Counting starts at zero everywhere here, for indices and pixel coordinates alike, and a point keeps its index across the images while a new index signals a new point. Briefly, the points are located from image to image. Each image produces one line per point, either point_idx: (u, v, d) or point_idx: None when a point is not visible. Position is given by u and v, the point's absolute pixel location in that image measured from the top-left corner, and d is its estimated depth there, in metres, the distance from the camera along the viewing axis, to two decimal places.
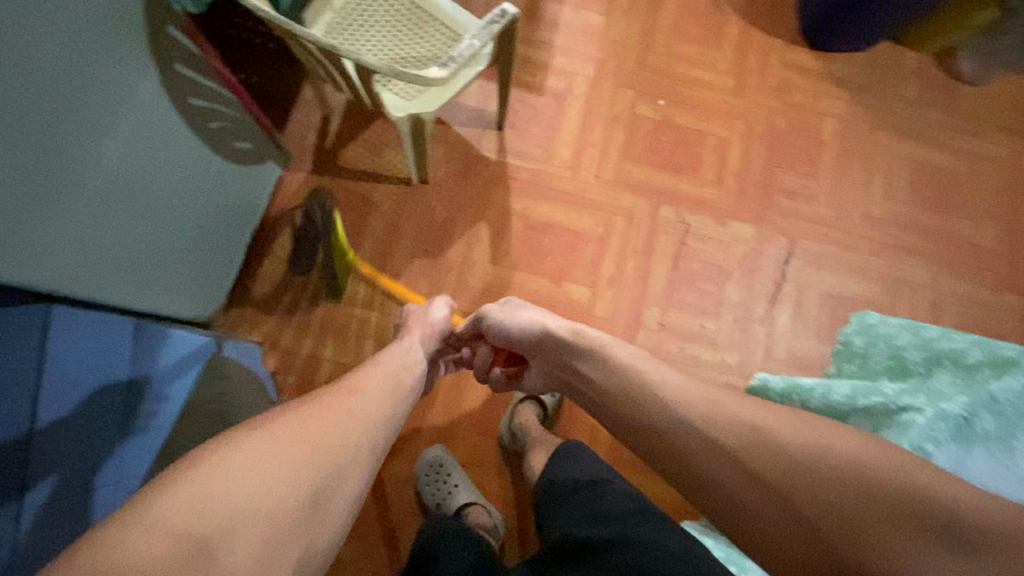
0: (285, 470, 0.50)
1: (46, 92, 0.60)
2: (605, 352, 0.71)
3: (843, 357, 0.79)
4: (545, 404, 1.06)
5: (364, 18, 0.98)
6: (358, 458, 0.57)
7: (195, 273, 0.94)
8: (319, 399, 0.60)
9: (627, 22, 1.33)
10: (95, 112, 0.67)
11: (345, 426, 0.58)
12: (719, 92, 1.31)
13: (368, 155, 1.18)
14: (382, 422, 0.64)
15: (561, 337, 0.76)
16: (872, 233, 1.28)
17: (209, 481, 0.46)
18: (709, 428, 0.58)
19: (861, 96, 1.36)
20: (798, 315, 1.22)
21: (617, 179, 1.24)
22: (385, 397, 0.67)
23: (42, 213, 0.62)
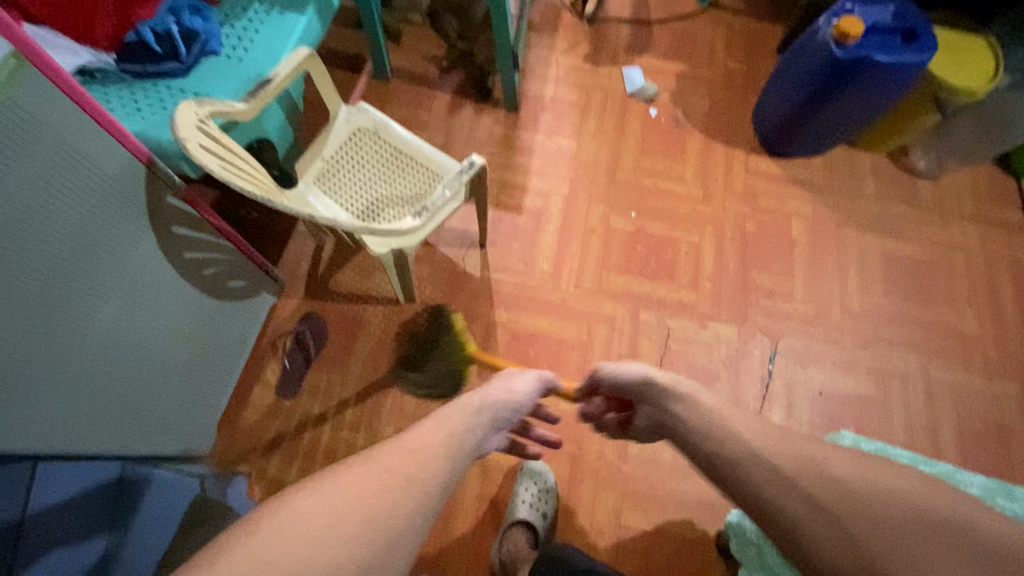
0: (317, 567, 0.45)
1: (44, 277, 0.63)
2: (704, 405, 0.67)
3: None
4: (535, 528, 1.02)
5: (349, 165, 1.08)
6: (402, 545, 0.51)
7: (182, 409, 0.96)
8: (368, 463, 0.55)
9: (596, 143, 1.45)
10: (93, 282, 0.70)
11: (384, 508, 0.51)
12: (687, 200, 1.40)
13: (358, 279, 1.25)
14: (437, 488, 0.57)
15: (661, 384, 0.72)
16: (854, 326, 1.30)
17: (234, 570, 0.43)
18: (800, 476, 0.54)
19: (826, 195, 1.43)
20: (791, 414, 1.20)
21: (597, 288, 1.29)
22: (443, 458, 0.60)
23: (30, 387, 0.65)
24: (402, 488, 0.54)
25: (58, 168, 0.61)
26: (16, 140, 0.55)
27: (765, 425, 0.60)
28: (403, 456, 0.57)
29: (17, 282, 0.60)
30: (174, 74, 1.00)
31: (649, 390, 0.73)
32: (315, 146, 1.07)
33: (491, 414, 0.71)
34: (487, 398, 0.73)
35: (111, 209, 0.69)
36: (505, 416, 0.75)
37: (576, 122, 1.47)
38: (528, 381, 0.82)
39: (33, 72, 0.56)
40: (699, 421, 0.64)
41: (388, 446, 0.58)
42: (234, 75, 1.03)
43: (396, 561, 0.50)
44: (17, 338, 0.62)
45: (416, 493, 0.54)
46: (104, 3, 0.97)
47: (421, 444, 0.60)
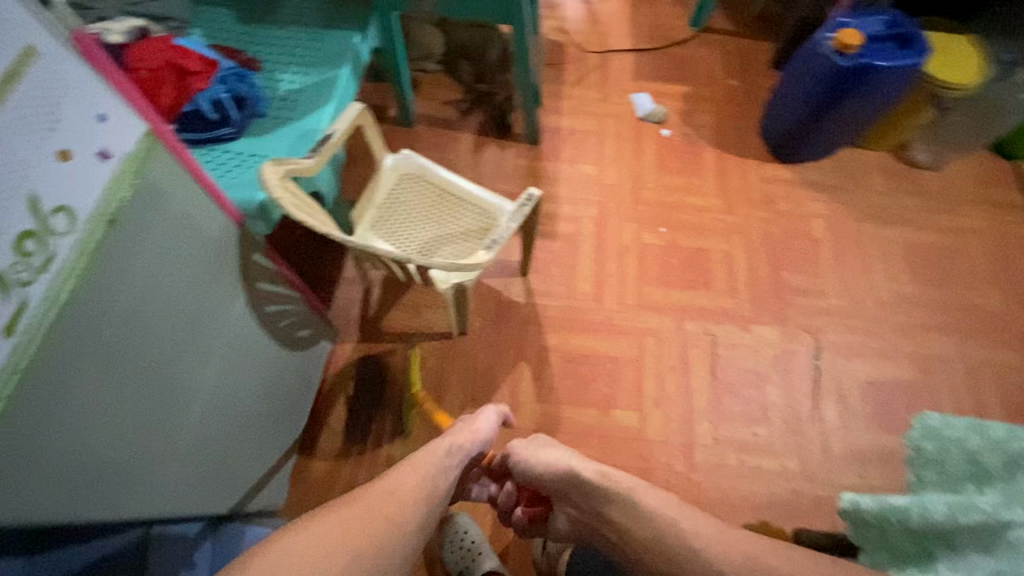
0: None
1: (164, 345, 0.66)
2: (633, 496, 0.73)
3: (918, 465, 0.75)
4: None
5: (400, 208, 1.12)
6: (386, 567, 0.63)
7: (261, 464, 0.97)
8: (348, 509, 0.65)
9: (617, 166, 1.51)
10: (200, 344, 0.73)
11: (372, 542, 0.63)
12: (711, 212, 1.46)
13: (409, 317, 1.27)
14: (414, 531, 0.68)
15: (589, 478, 0.78)
16: (887, 316, 1.35)
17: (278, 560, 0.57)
18: (725, 571, 0.63)
19: (839, 195, 1.50)
20: (844, 407, 1.23)
21: (639, 303, 1.33)
22: (422, 497, 0.72)
23: (148, 448, 0.67)
24: (386, 526, 0.65)
25: (177, 234, 0.64)
26: (150, 213, 0.59)
27: (703, 518, 0.69)
28: (384, 498, 0.68)
29: (142, 351, 0.63)
30: (228, 138, 1.06)
31: (576, 485, 0.79)
32: (367, 194, 1.11)
33: (459, 456, 0.82)
34: (455, 441, 0.83)
35: (213, 271, 0.73)
36: (467, 457, 0.85)
37: (595, 149, 1.54)
38: (485, 425, 0.90)
39: (161, 148, 0.59)
40: (629, 518, 0.71)
41: (377, 487, 0.69)
42: (285, 134, 1.08)
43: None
44: (141, 406, 0.64)
45: (397, 532, 0.66)
46: (163, 76, 1.01)
47: (400, 486, 0.71)
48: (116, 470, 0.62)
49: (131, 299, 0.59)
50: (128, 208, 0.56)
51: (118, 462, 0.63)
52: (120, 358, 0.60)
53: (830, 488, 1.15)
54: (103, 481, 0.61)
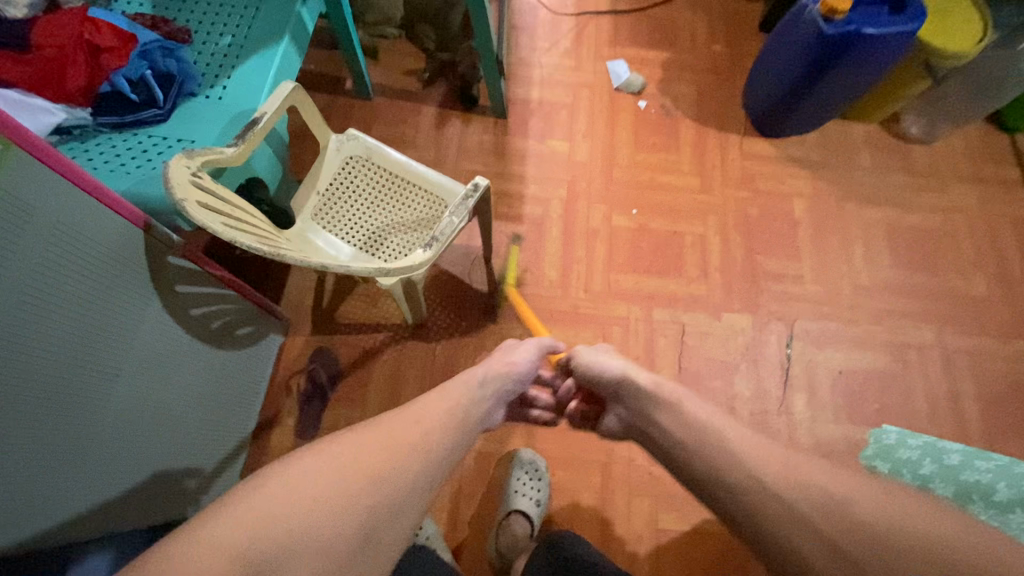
0: (321, 516, 0.51)
1: (59, 366, 0.61)
2: (680, 406, 0.70)
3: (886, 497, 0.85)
4: (532, 518, 1.03)
5: (346, 195, 1.05)
6: (398, 510, 0.57)
7: (203, 468, 0.94)
8: (362, 438, 0.59)
9: (589, 142, 1.42)
10: (108, 360, 0.68)
11: (388, 477, 0.57)
12: (686, 191, 1.38)
13: (365, 308, 1.22)
14: (434, 466, 0.62)
15: (643, 387, 0.74)
16: (865, 301, 1.29)
17: (271, 499, 0.51)
18: (787, 492, 0.56)
19: (823, 173, 1.42)
20: (814, 398, 1.20)
21: (607, 291, 1.27)
22: (445, 429, 0.65)
23: (53, 472, 0.62)
24: (402, 460, 0.59)
25: (58, 247, 0.58)
26: (14, 228, 0.53)
27: (742, 432, 0.64)
28: (403, 428, 0.62)
29: (29, 375, 0.57)
30: (154, 121, 0.97)
31: (630, 391, 0.75)
32: (308, 180, 1.04)
33: (495, 388, 0.76)
34: (491, 372, 0.77)
35: (114, 282, 0.67)
36: (506, 390, 0.78)
37: (566, 123, 1.44)
38: (528, 354, 0.84)
39: (21, 155, 0.52)
40: (678, 428, 0.67)
41: (399, 416, 0.64)
42: (216, 115, 0.99)
43: (392, 527, 0.56)
44: (36, 431, 0.59)
45: (419, 463, 0.60)
46: (72, 56, 0.91)
47: (426, 415, 0.65)
48: (15, 501, 0.58)
49: (3, 325, 0.53)
50: None
51: (16, 490, 0.58)
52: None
53: None
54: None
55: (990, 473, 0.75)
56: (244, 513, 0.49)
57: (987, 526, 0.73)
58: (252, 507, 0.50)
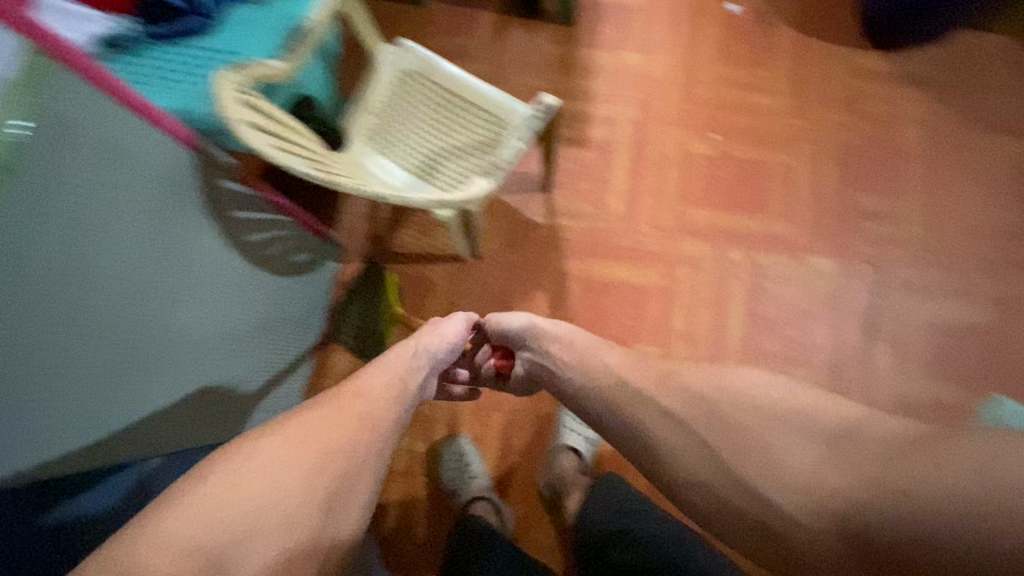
0: (280, 491, 0.54)
1: (120, 288, 0.60)
2: (595, 350, 0.73)
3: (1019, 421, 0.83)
4: (583, 456, 1.04)
5: (399, 114, 0.97)
6: (355, 480, 0.60)
7: (266, 386, 0.96)
8: (297, 420, 0.60)
9: (667, 55, 1.25)
10: (169, 285, 0.67)
11: (342, 450, 0.59)
12: (776, 114, 1.21)
13: (419, 237, 1.18)
14: (379, 439, 0.63)
15: (558, 338, 0.76)
16: (976, 248, 1.13)
17: (216, 491, 0.53)
18: (764, 486, 0.57)
19: (947, 93, 1.20)
20: (899, 352, 1.09)
21: (677, 227, 1.17)
22: (389, 401, 0.67)
23: (120, 391, 0.64)
24: (357, 429, 0.62)
25: (106, 170, 0.55)
26: (59, 151, 0.50)
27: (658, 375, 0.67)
28: (353, 400, 0.64)
29: (92, 293, 0.56)
30: (198, 31, 0.90)
31: (548, 346, 0.76)
32: (361, 99, 0.97)
33: (427, 360, 0.76)
34: (425, 344, 0.77)
35: (168, 206, 0.64)
36: (438, 360, 0.79)
37: (641, 32, 1.26)
38: (458, 321, 0.84)
39: (55, 65, 0.48)
40: (600, 380, 0.69)
41: (340, 388, 0.66)
42: (263, 23, 0.91)
43: (349, 500, 0.59)
44: (103, 348, 0.60)
45: (368, 434, 0.62)
46: None
47: (368, 386, 0.67)
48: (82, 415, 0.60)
49: (57, 253, 0.51)
50: (21, 145, 0.46)
51: (70, 399, 0.58)
52: (59, 312, 0.54)
53: None
54: (70, 414, 0.59)
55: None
56: (196, 507, 0.51)
57: None
58: (195, 505, 0.51)
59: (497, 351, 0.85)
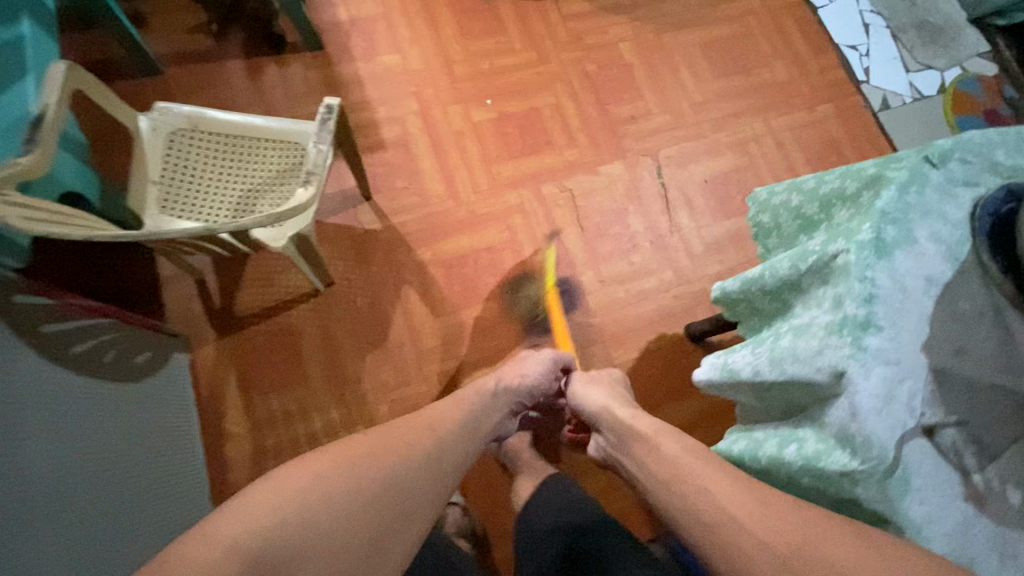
0: (337, 524, 0.54)
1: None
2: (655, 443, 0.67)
3: (762, 236, 0.79)
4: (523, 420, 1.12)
5: (184, 174, 0.92)
6: (419, 516, 0.60)
7: (173, 482, 0.86)
8: (359, 440, 0.61)
9: (419, 47, 1.37)
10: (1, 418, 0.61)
11: (401, 474, 0.61)
12: (527, 67, 1.40)
13: (264, 291, 1.13)
14: (443, 474, 0.65)
15: (624, 419, 0.75)
16: (705, 115, 1.45)
17: (282, 497, 0.53)
18: (722, 508, 0.54)
19: (636, 13, 1.52)
20: (694, 210, 1.36)
21: (494, 185, 1.29)
22: (459, 443, 0.70)
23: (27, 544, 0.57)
24: (420, 462, 0.63)
25: None
26: None
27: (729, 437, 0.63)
28: (419, 432, 0.67)
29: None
30: None
31: (610, 425, 0.77)
32: (136, 173, 0.91)
33: (508, 398, 0.83)
34: (507, 379, 0.85)
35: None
36: (518, 399, 0.85)
37: (387, 35, 1.36)
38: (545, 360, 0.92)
39: None
40: (656, 459, 0.65)
41: (411, 418, 0.68)
42: None
43: (410, 533, 0.59)
44: None
45: (434, 474, 0.64)
46: None
47: (442, 415, 0.71)
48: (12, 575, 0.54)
49: None
50: None
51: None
52: None
53: (701, 281, 1.30)
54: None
55: (836, 179, 0.68)
56: (265, 503, 0.52)
57: None
58: (265, 500, 0.53)
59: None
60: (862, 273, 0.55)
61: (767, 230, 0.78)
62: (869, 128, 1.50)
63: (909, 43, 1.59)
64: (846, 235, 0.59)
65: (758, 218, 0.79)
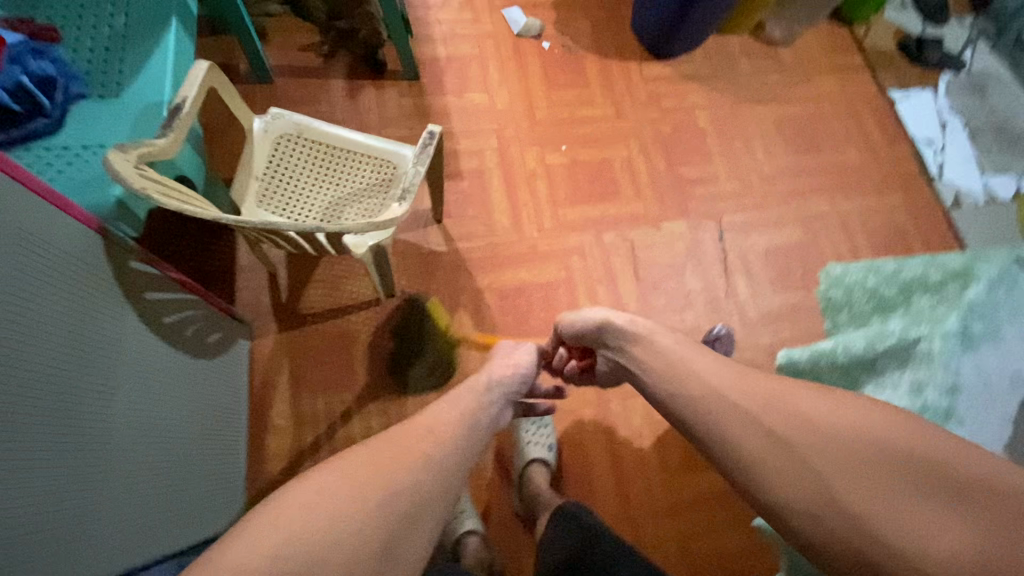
0: (339, 543, 0.53)
1: (55, 375, 0.57)
2: (652, 338, 0.73)
3: (830, 312, 0.75)
4: (549, 463, 1.09)
5: (285, 175, 1.00)
6: (433, 513, 0.59)
7: (210, 465, 0.88)
8: (350, 458, 0.59)
9: (506, 90, 1.45)
10: (97, 374, 0.64)
11: (409, 481, 0.59)
12: (605, 121, 1.47)
13: (329, 294, 1.18)
14: (452, 468, 0.63)
15: (620, 326, 0.77)
16: (772, 188, 1.47)
17: (285, 524, 0.52)
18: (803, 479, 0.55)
19: (714, 84, 1.57)
20: (752, 277, 1.36)
21: (558, 226, 1.34)
22: (463, 428, 0.68)
23: (79, 499, 0.59)
24: (424, 464, 0.61)
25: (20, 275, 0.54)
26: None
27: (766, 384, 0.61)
28: (418, 434, 0.64)
29: (31, 387, 0.54)
30: (46, 132, 0.87)
31: (610, 333, 0.78)
32: (242, 168, 0.98)
33: (499, 390, 0.78)
34: (494, 373, 0.81)
35: (81, 286, 0.62)
36: (512, 389, 0.82)
37: (478, 76, 1.45)
38: (529, 354, 0.89)
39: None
40: (653, 360, 0.70)
41: (406, 427, 0.65)
42: (121, 112, 0.90)
43: (423, 529, 0.58)
44: (47, 457, 0.55)
45: (437, 471, 0.61)
46: None
47: (438, 421, 0.67)
48: (55, 526, 0.56)
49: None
50: None
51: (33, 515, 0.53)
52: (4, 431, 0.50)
53: (752, 349, 1.29)
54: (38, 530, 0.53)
55: (920, 264, 0.68)
56: (256, 543, 0.51)
57: None
58: (258, 538, 0.51)
59: (574, 350, 0.94)
60: (948, 365, 0.59)
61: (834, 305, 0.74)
62: (938, 222, 1.49)
63: (986, 145, 1.58)
64: (931, 323, 0.62)
65: (827, 292, 0.75)
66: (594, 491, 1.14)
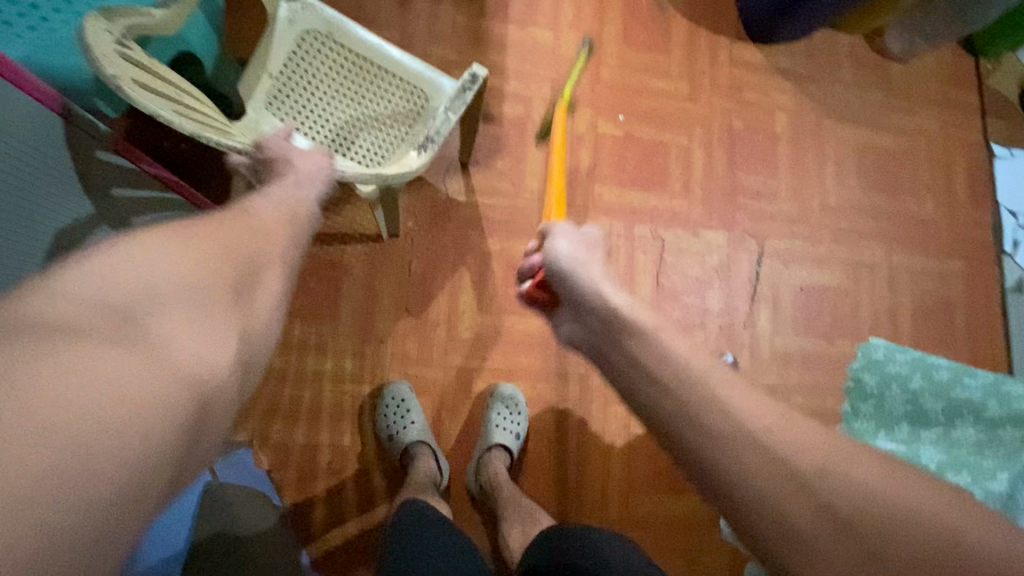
0: (171, 288, 0.42)
1: None
2: (653, 335, 0.60)
3: (857, 395, 0.85)
4: (511, 449, 1.05)
5: (303, 80, 0.88)
6: (266, 274, 0.53)
7: None
8: (178, 228, 0.48)
9: (576, 34, 1.27)
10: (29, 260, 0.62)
11: (243, 248, 0.52)
12: (674, 99, 1.30)
13: (330, 217, 1.11)
14: (286, 246, 0.58)
15: (613, 306, 0.65)
16: (830, 221, 1.33)
17: (87, 276, 0.39)
18: (791, 454, 0.44)
19: (807, 87, 1.38)
20: (777, 312, 1.26)
21: (591, 205, 1.22)
22: (290, 222, 0.61)
23: None
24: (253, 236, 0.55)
25: None
26: None
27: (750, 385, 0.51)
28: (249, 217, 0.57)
29: None
30: None
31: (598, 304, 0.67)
32: (257, 62, 0.86)
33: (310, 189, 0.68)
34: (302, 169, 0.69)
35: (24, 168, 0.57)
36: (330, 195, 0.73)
37: (549, 9, 1.27)
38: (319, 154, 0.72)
39: None
40: (649, 354, 0.58)
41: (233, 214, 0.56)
42: None
43: (262, 290, 0.51)
44: None
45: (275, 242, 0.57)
46: None
47: (264, 212, 0.60)
48: None
49: None
50: None
51: None
52: None
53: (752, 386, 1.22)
54: None
55: (980, 391, 0.75)
56: (51, 297, 0.36)
57: (975, 439, 0.74)
58: (74, 278, 0.38)
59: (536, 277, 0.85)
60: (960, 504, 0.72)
61: (865, 392, 0.84)
62: (991, 304, 1.36)
63: None
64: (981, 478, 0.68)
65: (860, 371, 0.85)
66: (551, 485, 1.11)
